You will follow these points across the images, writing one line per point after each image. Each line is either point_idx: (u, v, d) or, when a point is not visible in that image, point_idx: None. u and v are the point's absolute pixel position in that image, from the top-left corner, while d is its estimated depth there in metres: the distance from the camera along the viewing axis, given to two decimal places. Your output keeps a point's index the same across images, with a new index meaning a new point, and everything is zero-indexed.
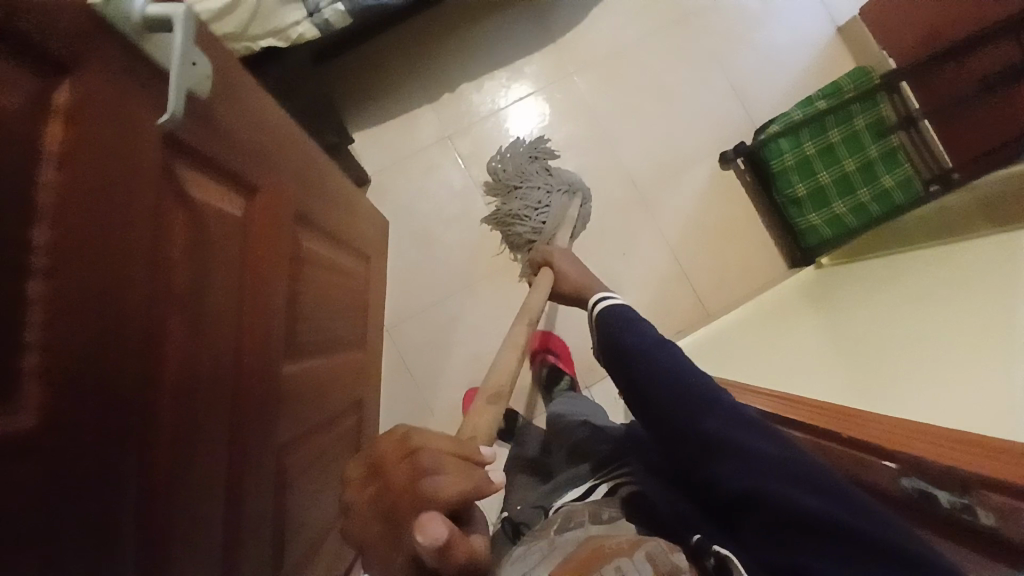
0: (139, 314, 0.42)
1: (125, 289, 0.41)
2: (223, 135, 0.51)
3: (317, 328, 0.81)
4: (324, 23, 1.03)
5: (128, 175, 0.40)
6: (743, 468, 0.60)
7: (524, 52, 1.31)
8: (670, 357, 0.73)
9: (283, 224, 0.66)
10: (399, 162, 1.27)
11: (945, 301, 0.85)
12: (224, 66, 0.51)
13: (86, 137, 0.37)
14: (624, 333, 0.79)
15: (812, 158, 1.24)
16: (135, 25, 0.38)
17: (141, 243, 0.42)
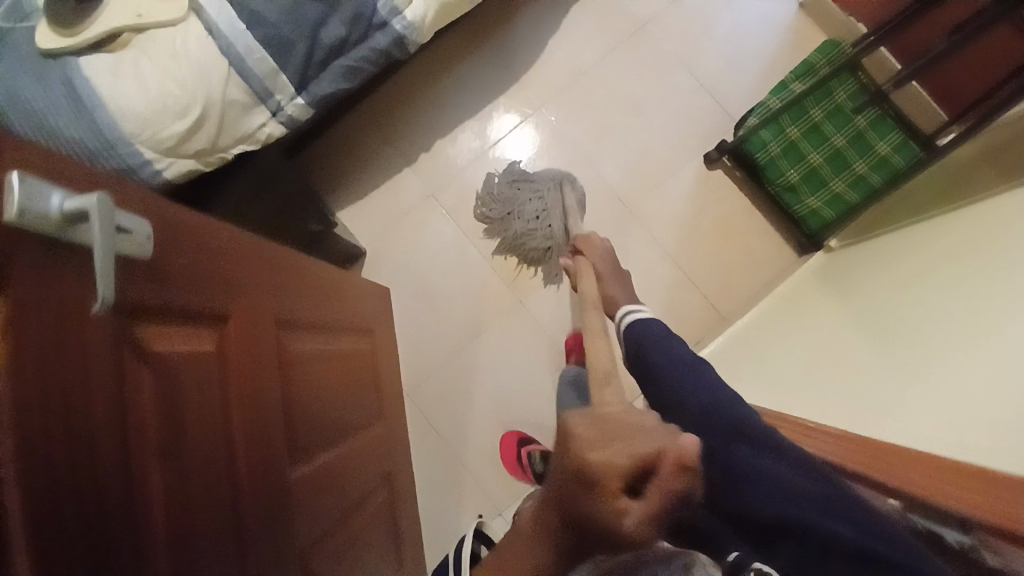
0: (116, 480, 0.44)
1: (95, 465, 0.42)
2: (176, 273, 0.53)
3: (321, 420, 0.83)
4: (289, 119, 1.07)
5: (80, 361, 0.42)
6: (766, 483, 0.58)
7: (489, 98, 1.33)
8: (691, 372, 0.73)
9: (259, 338, 0.68)
10: (388, 229, 1.30)
11: (953, 269, 0.80)
12: (160, 212, 0.52)
13: (29, 340, 0.38)
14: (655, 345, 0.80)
15: (799, 141, 1.21)
16: (55, 223, 0.39)
17: (107, 416, 0.44)
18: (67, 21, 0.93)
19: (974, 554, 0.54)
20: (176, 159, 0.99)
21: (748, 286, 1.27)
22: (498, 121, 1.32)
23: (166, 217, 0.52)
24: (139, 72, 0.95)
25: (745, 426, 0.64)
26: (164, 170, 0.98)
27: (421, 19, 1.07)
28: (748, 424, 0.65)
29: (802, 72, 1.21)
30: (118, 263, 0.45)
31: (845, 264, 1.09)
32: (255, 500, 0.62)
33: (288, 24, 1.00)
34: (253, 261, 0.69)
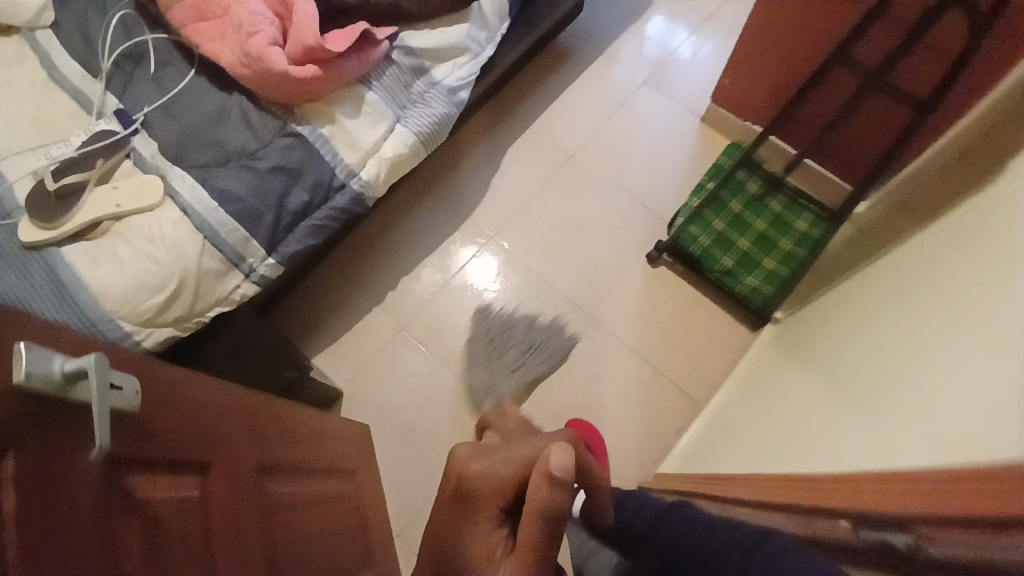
0: None
1: None
2: (181, 502, 0.58)
3: (313, 561, 0.82)
4: (261, 278, 1.15)
5: (74, 511, 0.45)
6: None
7: (445, 235, 1.45)
8: (684, 522, 0.71)
9: (241, 489, 0.70)
10: (363, 368, 1.35)
11: (901, 310, 0.87)
12: (142, 370, 0.58)
13: (31, 494, 0.42)
14: (632, 516, 0.79)
15: (726, 231, 1.34)
16: (58, 384, 0.44)
17: (99, 559, 0.46)
18: (47, 216, 1.02)
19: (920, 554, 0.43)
20: (154, 329, 1.05)
21: (712, 371, 1.32)
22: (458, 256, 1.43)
23: (146, 368, 0.58)
24: (117, 255, 1.03)
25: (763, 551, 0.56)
26: (142, 341, 1.03)
27: (375, 178, 1.21)
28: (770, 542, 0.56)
29: (714, 173, 1.38)
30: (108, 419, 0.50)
31: (796, 335, 1.16)
32: None
33: (254, 196, 1.12)
34: (268, 413, 0.83)
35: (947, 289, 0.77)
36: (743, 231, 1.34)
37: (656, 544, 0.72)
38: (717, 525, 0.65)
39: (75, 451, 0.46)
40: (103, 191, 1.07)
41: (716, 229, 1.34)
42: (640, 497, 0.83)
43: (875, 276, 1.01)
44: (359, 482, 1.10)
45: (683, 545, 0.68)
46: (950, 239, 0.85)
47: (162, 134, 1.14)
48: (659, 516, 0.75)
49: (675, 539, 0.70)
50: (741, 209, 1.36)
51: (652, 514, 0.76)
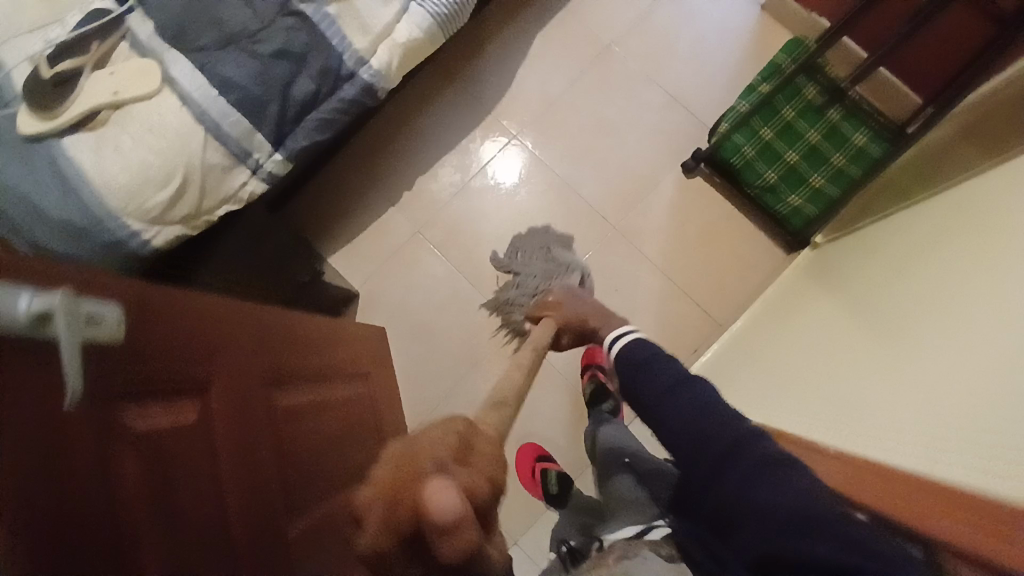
0: (111, 558, 0.46)
1: (91, 525, 0.45)
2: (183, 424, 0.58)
3: (328, 462, 0.84)
4: (269, 175, 1.09)
5: (58, 450, 0.43)
6: (757, 516, 0.56)
7: (464, 132, 1.35)
8: (687, 394, 0.67)
9: (250, 400, 0.69)
10: (378, 270, 1.32)
11: (951, 243, 0.78)
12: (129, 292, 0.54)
13: (8, 438, 0.40)
14: (640, 371, 0.75)
15: (773, 142, 1.21)
16: (27, 325, 0.40)
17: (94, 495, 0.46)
18: (44, 104, 0.94)
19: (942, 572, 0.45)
20: (161, 227, 1.01)
21: (739, 292, 1.26)
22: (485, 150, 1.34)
23: (134, 293, 0.55)
24: (120, 146, 0.97)
25: (748, 450, 0.59)
26: (151, 239, 1.00)
27: (387, 66, 1.10)
28: (751, 449, 0.59)
29: (768, 74, 1.22)
30: (91, 352, 0.47)
31: (836, 261, 1.08)
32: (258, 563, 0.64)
33: (257, 84, 1.02)
34: (276, 323, 0.82)
35: (1005, 233, 0.69)
36: (793, 143, 1.21)
37: (654, 419, 0.69)
38: (714, 403, 0.64)
39: (53, 389, 0.44)
40: (99, 78, 0.99)
41: (763, 140, 1.21)
42: (663, 358, 0.75)
43: (936, 203, 0.90)
44: (373, 384, 1.11)
45: (682, 425, 0.65)
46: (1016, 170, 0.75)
47: (156, 7, 1.02)
48: (671, 382, 0.69)
49: (669, 417, 0.67)
50: (795, 117, 1.21)
51: (673, 375, 0.70)
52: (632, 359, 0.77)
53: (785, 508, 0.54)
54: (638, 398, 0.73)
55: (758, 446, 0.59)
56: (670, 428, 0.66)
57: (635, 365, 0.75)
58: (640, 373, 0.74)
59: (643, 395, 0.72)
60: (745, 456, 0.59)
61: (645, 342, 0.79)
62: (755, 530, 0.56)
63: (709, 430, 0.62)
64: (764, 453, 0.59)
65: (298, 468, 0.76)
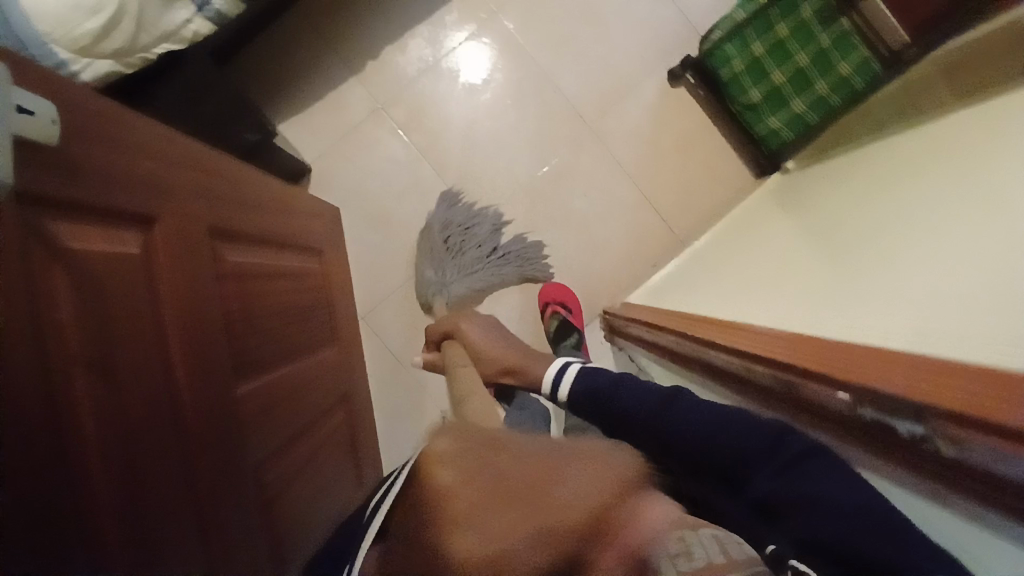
0: (40, 406, 0.41)
1: (16, 349, 0.39)
2: (127, 265, 0.51)
3: (274, 336, 0.81)
4: (217, 15, 0.97)
5: None
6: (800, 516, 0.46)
7: (439, 1, 1.23)
8: (686, 408, 0.59)
9: (196, 250, 0.64)
10: (333, 143, 1.22)
11: (901, 168, 0.80)
12: (61, 95, 0.47)
13: None
14: (619, 392, 0.67)
15: (763, 60, 1.14)
16: None
17: (13, 320, 0.40)
18: None
19: (927, 444, 0.41)
20: (92, 60, 0.86)
21: (704, 211, 1.27)
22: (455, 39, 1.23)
23: (70, 101, 0.47)
24: None
25: (789, 448, 0.51)
26: (80, 73, 0.86)
27: None
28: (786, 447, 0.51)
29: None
30: (23, 151, 0.41)
31: (803, 185, 1.10)
32: (205, 424, 0.59)
33: None
34: (222, 175, 0.73)
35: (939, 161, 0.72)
36: (781, 62, 1.13)
37: (645, 437, 0.60)
38: (718, 410, 0.58)
39: None
40: None
41: (753, 55, 1.14)
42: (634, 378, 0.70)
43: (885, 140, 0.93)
44: (325, 266, 1.06)
45: (683, 429, 0.57)
46: (965, 109, 0.75)
47: None
48: (659, 399, 0.62)
49: (661, 431, 0.59)
50: (787, 35, 1.12)
51: (658, 396, 0.63)
52: (594, 390, 0.72)
53: (851, 501, 0.45)
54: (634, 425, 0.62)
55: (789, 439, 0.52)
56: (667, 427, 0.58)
57: (613, 390, 0.69)
58: (619, 393, 0.67)
59: (626, 417, 0.64)
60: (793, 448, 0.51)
61: (602, 371, 0.75)
62: (811, 517, 0.45)
63: (723, 428, 0.55)
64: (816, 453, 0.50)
65: (241, 342, 0.71)
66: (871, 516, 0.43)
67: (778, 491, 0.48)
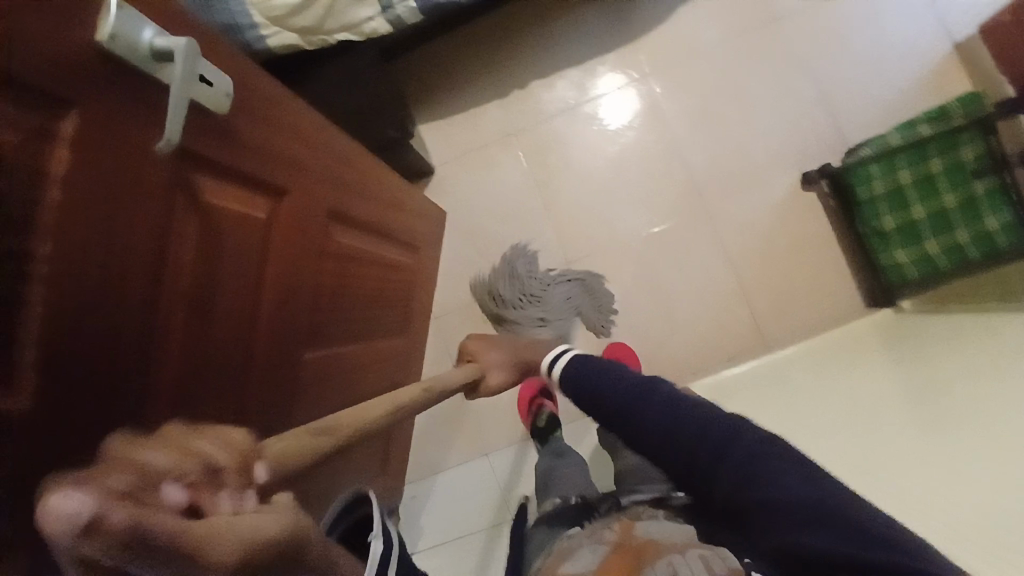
0: (132, 323, 0.47)
1: (129, 270, 0.46)
2: (247, 225, 0.58)
3: (351, 315, 0.86)
4: (397, 19, 1.06)
5: (133, 189, 0.45)
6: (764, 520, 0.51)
7: (597, 51, 1.28)
8: (656, 400, 0.62)
9: (309, 224, 0.70)
10: (461, 154, 1.30)
11: None
12: (231, 68, 0.54)
13: (86, 165, 0.42)
14: (600, 380, 0.70)
15: (906, 189, 1.09)
16: (143, 56, 0.43)
17: (133, 247, 0.46)
18: None
19: None
20: (280, 30, 1.00)
21: (799, 325, 1.21)
22: (605, 78, 1.27)
23: (234, 73, 0.55)
24: None
25: (753, 449, 0.54)
26: (267, 38, 1.00)
27: None
28: (741, 447, 0.55)
29: (936, 119, 1.08)
30: (191, 112, 0.48)
31: (921, 332, 1.01)
32: (265, 379, 0.65)
33: None
34: (349, 164, 0.81)
35: None
36: (927, 199, 1.08)
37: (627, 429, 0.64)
38: (692, 403, 0.61)
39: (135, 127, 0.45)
40: None
41: (897, 182, 1.10)
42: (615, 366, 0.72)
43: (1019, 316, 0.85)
44: (416, 263, 1.13)
45: (654, 424, 0.61)
46: None
47: None
48: (638, 389, 0.65)
49: (639, 418, 0.62)
50: (939, 172, 1.08)
51: (632, 385, 0.66)
52: (580, 377, 0.74)
53: (823, 513, 0.48)
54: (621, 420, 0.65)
55: (748, 432, 0.56)
56: (643, 425, 0.61)
57: (591, 381, 0.71)
58: (604, 379, 0.70)
59: (603, 403, 0.67)
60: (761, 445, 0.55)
61: (592, 359, 0.77)
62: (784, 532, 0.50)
63: (699, 425, 0.58)
64: (792, 455, 0.53)
65: (323, 315, 0.77)
66: (827, 518, 0.48)
67: (761, 502, 0.52)
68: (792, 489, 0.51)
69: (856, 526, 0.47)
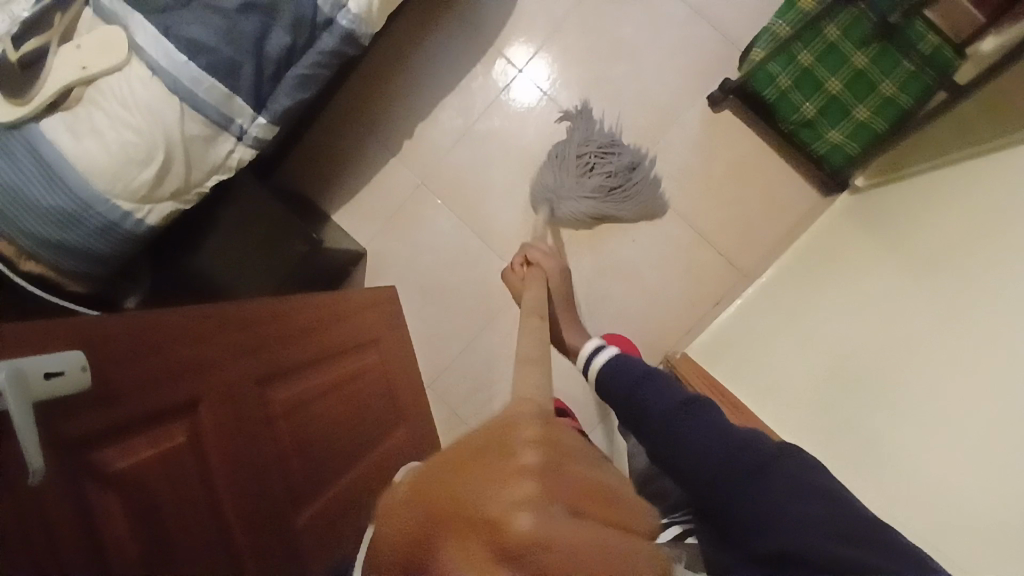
0: None
1: None
2: (166, 460, 0.58)
3: (336, 446, 0.87)
4: (256, 140, 1.01)
5: (36, 513, 0.46)
6: (777, 519, 0.53)
7: (464, 69, 1.24)
8: (701, 414, 0.63)
9: (245, 402, 0.70)
10: (383, 224, 1.28)
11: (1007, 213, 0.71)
12: (88, 330, 0.54)
13: None
14: (637, 390, 0.70)
15: (814, 68, 1.05)
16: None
17: (65, 558, 0.47)
18: (16, 91, 0.86)
19: None
20: (153, 205, 0.93)
21: (767, 240, 1.17)
22: (501, 70, 1.23)
23: (93, 333, 0.54)
24: (94, 126, 0.88)
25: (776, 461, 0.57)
26: (146, 218, 0.93)
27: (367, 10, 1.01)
28: (774, 460, 0.57)
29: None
30: (52, 407, 0.48)
31: (883, 208, 0.97)
32: (264, 572, 0.66)
33: (229, 44, 0.92)
34: (265, 318, 0.80)
35: None
36: (837, 69, 1.03)
37: (667, 441, 0.63)
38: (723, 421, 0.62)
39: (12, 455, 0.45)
40: (63, 52, 0.88)
41: (801, 67, 1.05)
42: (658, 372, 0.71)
43: (973, 165, 0.82)
44: (383, 351, 1.12)
45: (689, 445, 0.61)
46: None
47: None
48: (678, 401, 0.65)
49: (675, 430, 0.63)
50: (840, 38, 1.01)
51: (674, 397, 0.66)
52: (616, 376, 0.75)
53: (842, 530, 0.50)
54: (643, 425, 0.67)
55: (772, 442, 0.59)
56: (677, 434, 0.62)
57: (631, 381, 0.72)
58: (639, 390, 0.70)
59: (641, 412, 0.68)
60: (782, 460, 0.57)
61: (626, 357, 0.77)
62: (805, 538, 0.50)
63: (744, 446, 0.58)
64: (804, 465, 0.56)
65: (304, 468, 0.78)
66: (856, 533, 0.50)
67: (781, 509, 0.53)
68: (812, 504, 0.52)
69: (881, 549, 0.48)
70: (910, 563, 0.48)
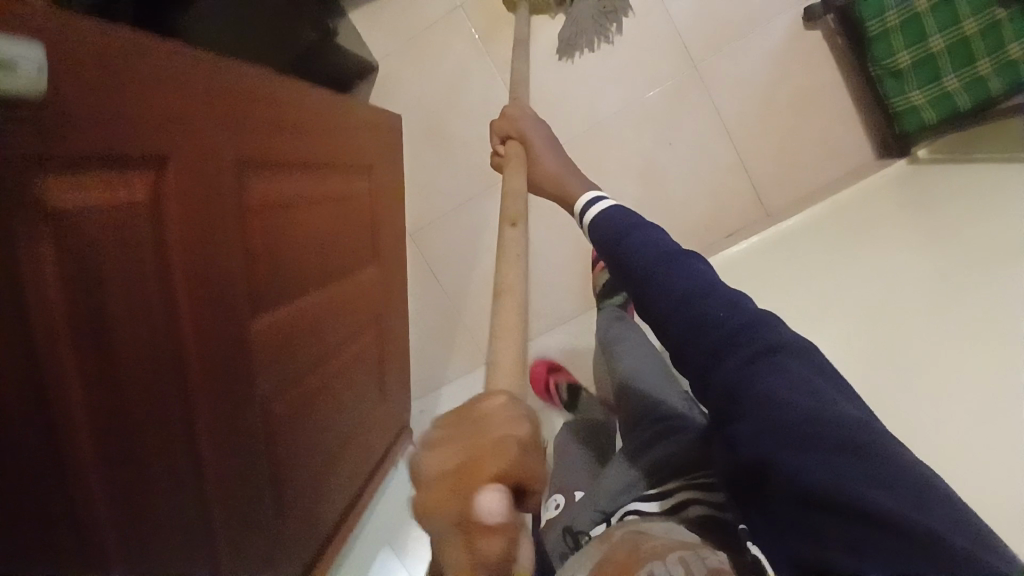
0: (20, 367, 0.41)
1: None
2: (123, 215, 0.49)
3: (305, 262, 0.79)
4: None
5: None
6: (769, 431, 0.44)
7: None
8: (687, 273, 0.52)
9: (219, 181, 0.61)
10: (406, 43, 1.12)
11: None
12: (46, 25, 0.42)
13: None
14: (624, 241, 0.59)
15: (925, 16, 0.92)
16: None
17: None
18: None
19: None
20: None
21: (805, 186, 1.10)
22: None
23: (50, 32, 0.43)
24: None
25: (764, 340, 0.47)
26: None
27: None
28: (766, 340, 0.47)
29: None
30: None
31: (939, 184, 0.90)
32: (209, 367, 0.60)
33: None
34: (253, 94, 0.67)
35: None
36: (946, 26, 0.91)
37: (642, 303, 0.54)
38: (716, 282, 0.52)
39: None
40: None
41: (914, 8, 0.93)
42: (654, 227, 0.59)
43: None
44: (374, 182, 1.02)
45: (673, 305, 0.51)
46: None
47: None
48: (670, 254, 0.54)
49: (657, 296, 0.52)
50: None
51: (662, 249, 0.55)
52: (607, 230, 0.62)
53: (840, 439, 0.42)
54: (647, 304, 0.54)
55: (781, 334, 0.48)
56: (660, 308, 0.52)
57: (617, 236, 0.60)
58: (628, 240, 0.59)
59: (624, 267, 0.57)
60: (770, 339, 0.47)
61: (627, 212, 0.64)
62: (799, 461, 0.42)
63: (743, 328, 0.48)
64: (795, 348, 0.47)
65: (267, 273, 0.70)
66: (857, 457, 0.41)
67: (773, 412, 0.44)
68: (804, 409, 0.43)
69: (888, 480, 0.41)
70: (913, 491, 0.40)
